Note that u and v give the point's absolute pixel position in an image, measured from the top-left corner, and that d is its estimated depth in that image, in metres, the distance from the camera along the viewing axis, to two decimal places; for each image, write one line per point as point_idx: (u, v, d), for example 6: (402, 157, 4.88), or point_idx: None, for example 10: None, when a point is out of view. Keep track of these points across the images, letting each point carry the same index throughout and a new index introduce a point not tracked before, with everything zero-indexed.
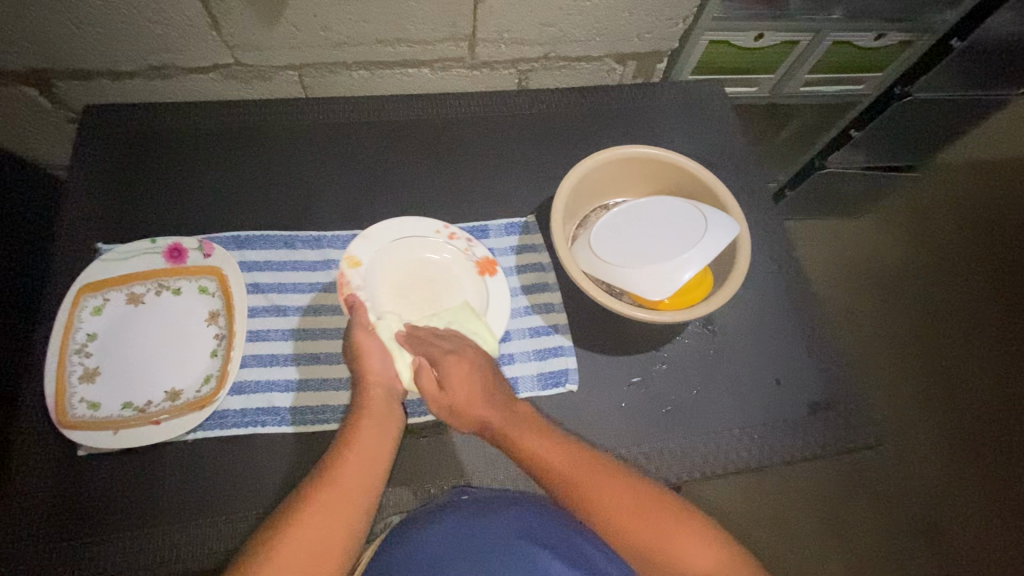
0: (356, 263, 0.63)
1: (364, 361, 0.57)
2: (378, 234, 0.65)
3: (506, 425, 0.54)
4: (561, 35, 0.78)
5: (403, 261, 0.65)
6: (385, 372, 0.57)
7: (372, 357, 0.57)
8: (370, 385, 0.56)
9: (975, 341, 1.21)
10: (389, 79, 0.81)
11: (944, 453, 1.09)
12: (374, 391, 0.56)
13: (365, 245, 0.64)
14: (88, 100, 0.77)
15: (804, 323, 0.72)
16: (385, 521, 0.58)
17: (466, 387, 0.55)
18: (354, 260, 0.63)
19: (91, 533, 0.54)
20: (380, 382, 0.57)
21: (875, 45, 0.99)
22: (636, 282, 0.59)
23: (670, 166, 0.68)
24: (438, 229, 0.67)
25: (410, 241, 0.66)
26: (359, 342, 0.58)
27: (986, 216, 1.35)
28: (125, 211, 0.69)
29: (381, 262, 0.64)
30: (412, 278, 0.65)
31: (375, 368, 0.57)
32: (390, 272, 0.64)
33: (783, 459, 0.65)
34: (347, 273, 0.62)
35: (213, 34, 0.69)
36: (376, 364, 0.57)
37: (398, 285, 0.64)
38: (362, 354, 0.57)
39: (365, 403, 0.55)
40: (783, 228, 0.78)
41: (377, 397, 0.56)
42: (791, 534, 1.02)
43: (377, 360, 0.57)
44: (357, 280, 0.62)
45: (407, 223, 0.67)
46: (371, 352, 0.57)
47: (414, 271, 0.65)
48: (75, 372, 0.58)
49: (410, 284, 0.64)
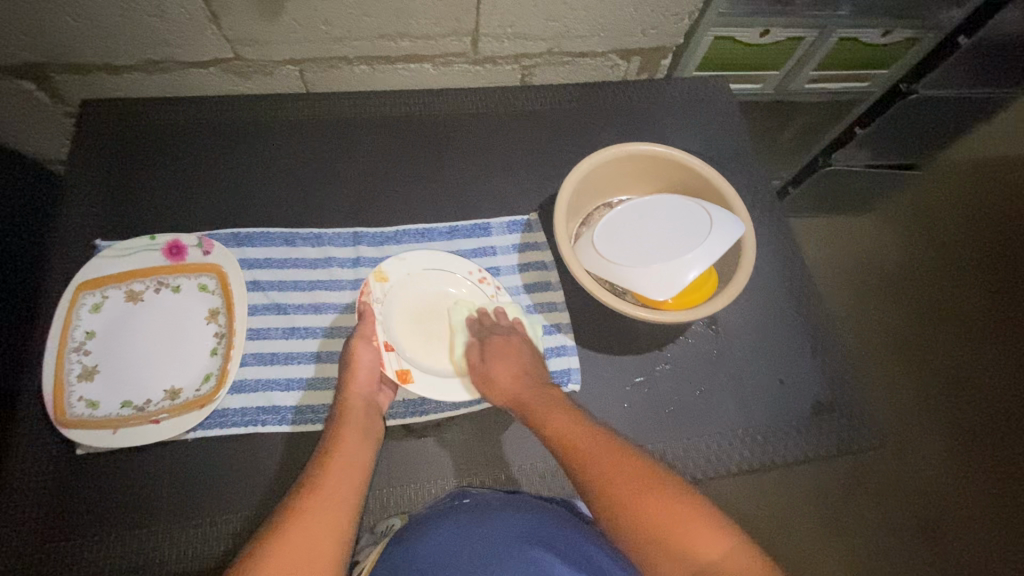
0: (383, 278, 0.63)
1: (352, 370, 0.57)
2: (417, 257, 0.65)
3: (531, 399, 0.57)
4: (564, 30, 0.77)
5: (429, 288, 0.65)
6: (368, 385, 0.58)
7: (361, 369, 0.57)
8: (352, 395, 0.56)
9: (978, 341, 1.20)
10: (390, 74, 0.80)
11: (946, 454, 1.09)
12: (355, 401, 0.56)
13: (399, 265, 0.64)
14: (86, 95, 0.76)
15: (809, 323, 0.71)
16: (387, 521, 0.57)
17: (506, 366, 0.60)
18: (383, 276, 0.64)
19: (89, 532, 0.54)
20: (362, 393, 0.57)
21: (882, 41, 0.97)
22: (639, 282, 0.59)
23: (676, 163, 0.67)
24: (473, 269, 0.67)
25: (446, 274, 0.66)
26: (356, 353, 0.58)
27: (991, 214, 1.33)
28: (124, 208, 0.68)
29: (408, 283, 0.64)
30: (433, 305, 0.65)
31: (363, 379, 0.57)
32: (412, 295, 0.64)
33: (786, 460, 0.64)
34: (371, 285, 0.63)
35: (212, 28, 0.68)
36: (363, 376, 0.57)
37: (416, 309, 0.64)
38: (353, 364, 0.57)
39: (347, 411, 0.56)
40: (787, 227, 0.78)
41: (358, 406, 0.56)
42: (793, 534, 1.01)
43: (365, 372, 0.58)
44: (379, 293, 0.63)
45: (448, 256, 0.67)
46: (362, 365, 0.58)
47: (435, 301, 0.65)
48: (74, 371, 0.58)
49: (428, 311, 0.64)
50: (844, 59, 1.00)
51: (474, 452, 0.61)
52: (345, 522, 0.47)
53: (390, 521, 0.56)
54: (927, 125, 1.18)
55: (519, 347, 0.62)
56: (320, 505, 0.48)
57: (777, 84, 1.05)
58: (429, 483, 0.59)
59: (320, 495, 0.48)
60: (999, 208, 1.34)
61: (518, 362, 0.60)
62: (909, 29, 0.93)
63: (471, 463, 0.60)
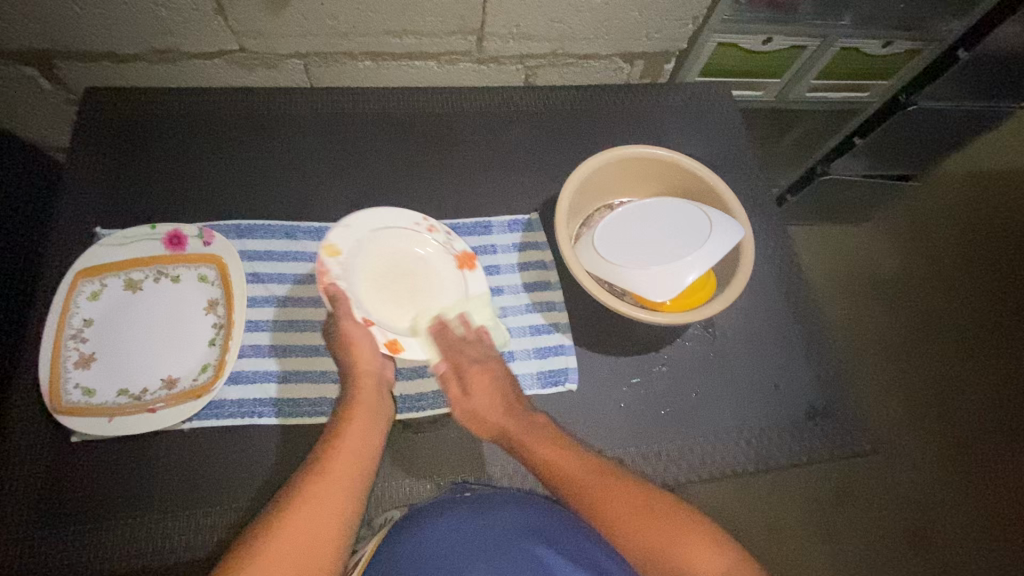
0: (334, 252, 0.61)
1: (353, 350, 0.57)
2: (359, 221, 0.63)
3: (523, 434, 0.55)
4: (570, 32, 0.77)
5: (381, 252, 0.64)
6: (372, 362, 0.57)
7: (363, 346, 0.57)
8: (360, 374, 0.57)
9: (971, 351, 1.21)
10: (395, 70, 0.80)
11: (933, 461, 1.10)
12: (365, 381, 0.57)
13: (344, 234, 0.62)
14: (89, 83, 0.76)
15: (805, 329, 0.72)
16: (385, 515, 0.57)
17: (488, 398, 0.58)
18: (333, 249, 0.61)
19: (80, 521, 0.54)
20: (370, 371, 0.57)
21: (884, 53, 0.98)
22: (639, 283, 0.59)
23: (678, 167, 0.68)
24: (417, 220, 0.66)
25: (389, 232, 0.65)
26: (346, 332, 0.57)
27: (985, 226, 1.35)
28: (124, 196, 0.68)
29: (360, 252, 0.63)
30: (389, 269, 0.64)
31: (366, 357, 0.57)
32: (366, 263, 0.63)
33: (780, 463, 0.65)
34: (327, 262, 0.60)
35: (219, 19, 0.69)
36: (365, 354, 0.57)
37: (375, 277, 0.63)
38: (352, 342, 0.57)
39: (357, 393, 0.56)
40: (785, 233, 0.78)
41: (367, 387, 0.56)
42: (784, 536, 1.02)
43: (367, 347, 0.57)
44: (336, 268, 0.61)
45: (384, 211, 0.65)
46: (360, 342, 0.57)
47: (388, 263, 0.64)
48: (70, 358, 0.58)
49: (386, 276, 0.63)
50: (845, 68, 1.01)
51: (470, 447, 0.61)
52: (349, 508, 0.47)
53: (388, 514, 0.57)
54: (924, 137, 1.19)
55: (497, 375, 0.59)
56: (326, 491, 0.47)
57: (778, 91, 1.05)
58: (425, 478, 0.59)
59: (327, 479, 0.48)
60: (994, 221, 1.35)
61: (501, 391, 0.58)
62: (907, 39, 0.94)
63: (467, 461, 0.60)
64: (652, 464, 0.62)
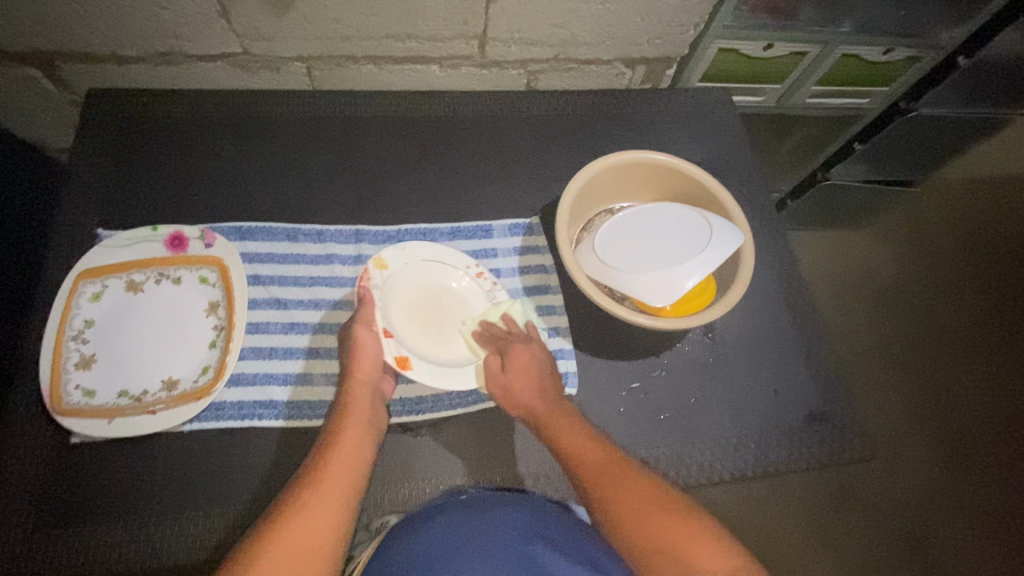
0: (382, 266, 0.64)
1: (357, 356, 0.58)
2: (416, 248, 0.66)
3: (546, 415, 0.57)
4: (572, 37, 0.78)
5: (426, 280, 0.65)
6: (372, 371, 0.58)
7: (367, 354, 0.58)
8: (355, 382, 0.57)
9: (971, 357, 1.21)
10: (397, 74, 0.80)
11: (932, 467, 1.10)
12: (359, 389, 0.57)
13: (398, 255, 0.65)
14: (92, 84, 0.76)
15: (804, 336, 0.72)
16: (383, 518, 0.57)
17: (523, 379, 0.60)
18: (382, 264, 0.64)
19: (78, 522, 0.54)
20: (367, 380, 0.58)
21: (883, 60, 0.99)
22: (639, 289, 0.59)
23: (679, 173, 0.68)
24: (469, 263, 0.67)
25: (441, 265, 0.66)
26: (358, 336, 0.58)
27: (985, 233, 1.35)
28: (124, 197, 0.69)
29: (406, 274, 0.65)
30: (429, 297, 0.65)
31: (366, 365, 0.58)
32: (411, 286, 0.65)
33: (779, 469, 0.65)
34: (371, 273, 0.63)
35: (222, 22, 0.69)
36: (366, 363, 0.58)
37: (412, 302, 0.64)
38: (357, 348, 0.58)
39: (352, 399, 0.56)
40: (784, 238, 0.79)
41: (361, 395, 0.57)
42: (782, 541, 1.02)
43: (369, 355, 0.58)
44: (378, 280, 0.63)
45: (444, 248, 0.67)
46: (366, 349, 0.58)
47: (430, 293, 0.65)
48: (71, 359, 0.58)
49: (423, 304, 0.64)
50: (845, 76, 1.02)
51: (469, 451, 0.61)
52: (343, 513, 0.48)
53: (387, 518, 0.57)
54: (923, 142, 1.20)
55: (536, 355, 0.62)
56: (322, 498, 0.48)
57: (779, 97, 1.05)
58: (424, 481, 0.59)
59: (322, 486, 0.48)
60: (993, 227, 1.36)
61: (538, 371, 0.61)
62: (909, 46, 0.95)
63: (466, 464, 0.60)
64: (650, 468, 0.62)
